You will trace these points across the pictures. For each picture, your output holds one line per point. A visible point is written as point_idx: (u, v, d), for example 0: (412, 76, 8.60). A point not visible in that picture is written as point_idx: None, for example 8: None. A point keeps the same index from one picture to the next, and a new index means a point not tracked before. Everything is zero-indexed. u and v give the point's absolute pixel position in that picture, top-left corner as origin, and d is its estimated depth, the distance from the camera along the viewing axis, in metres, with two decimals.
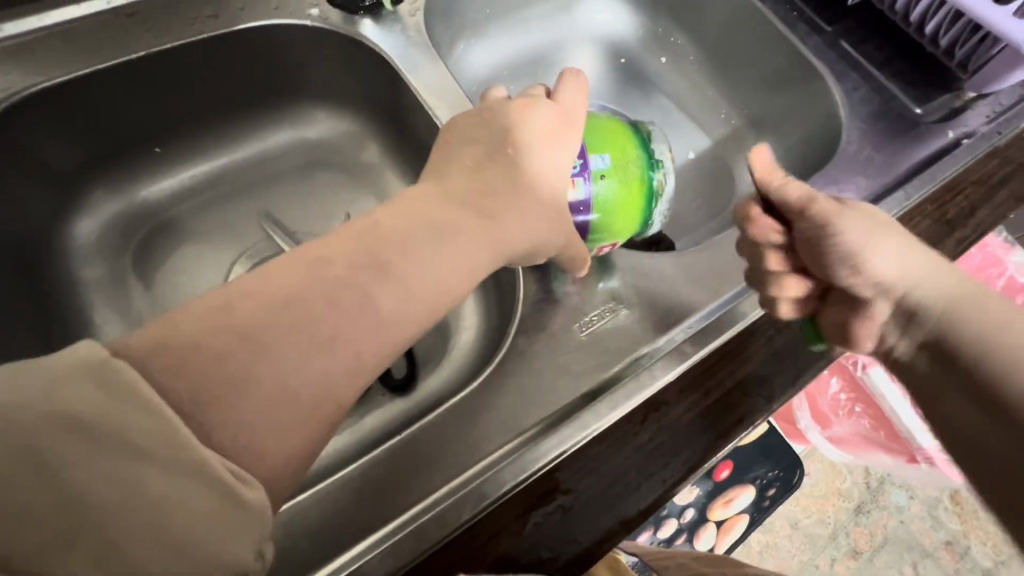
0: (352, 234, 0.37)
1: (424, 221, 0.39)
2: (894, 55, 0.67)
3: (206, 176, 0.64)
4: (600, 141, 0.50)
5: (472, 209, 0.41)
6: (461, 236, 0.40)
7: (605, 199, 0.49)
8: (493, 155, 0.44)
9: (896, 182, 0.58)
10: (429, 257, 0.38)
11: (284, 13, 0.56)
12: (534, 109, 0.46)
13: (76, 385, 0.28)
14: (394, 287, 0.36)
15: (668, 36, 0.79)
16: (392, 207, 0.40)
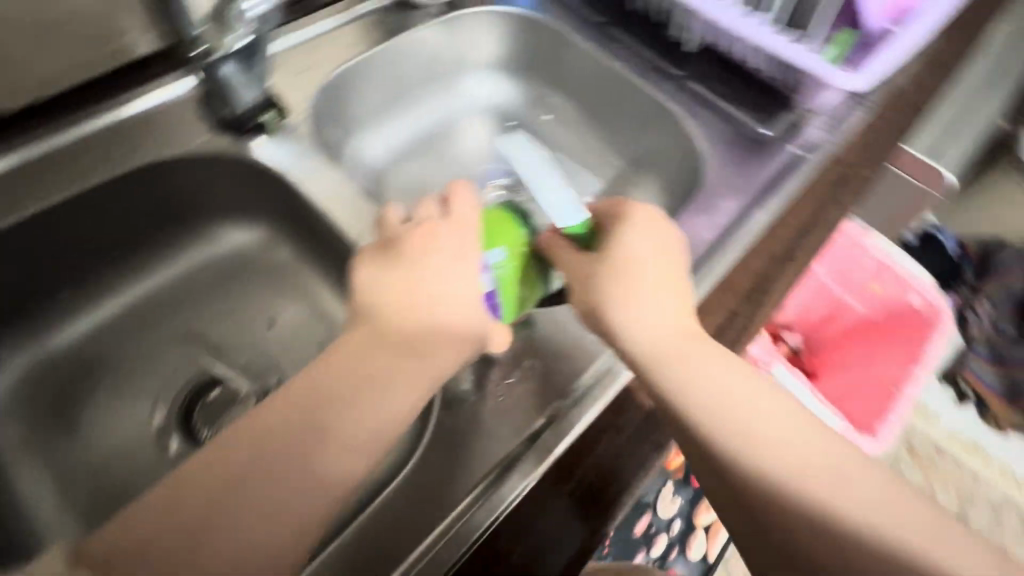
0: (298, 394, 0.44)
1: (353, 375, 0.44)
2: (737, 86, 0.77)
3: (119, 311, 0.64)
4: (490, 233, 0.49)
5: (391, 348, 0.45)
6: (382, 373, 0.44)
7: (510, 289, 0.49)
8: (400, 286, 0.46)
9: (757, 198, 0.65)
10: (359, 408, 0.43)
11: (172, 147, 0.59)
12: (437, 234, 0.48)
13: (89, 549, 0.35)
14: (332, 443, 0.42)
15: (547, 96, 0.87)
16: (329, 362, 0.45)
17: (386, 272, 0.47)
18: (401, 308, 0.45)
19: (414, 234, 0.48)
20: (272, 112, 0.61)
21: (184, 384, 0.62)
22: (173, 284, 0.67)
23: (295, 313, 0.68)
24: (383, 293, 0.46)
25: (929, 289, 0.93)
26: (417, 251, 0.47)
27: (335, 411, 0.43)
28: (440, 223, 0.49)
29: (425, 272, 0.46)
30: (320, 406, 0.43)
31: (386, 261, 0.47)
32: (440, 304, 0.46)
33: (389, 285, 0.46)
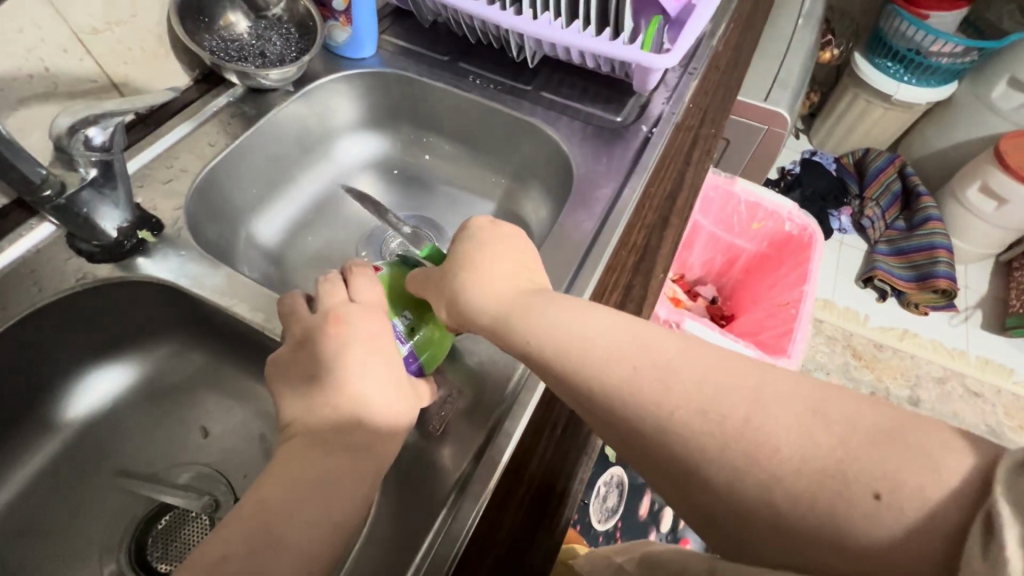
0: (239, 514, 0.39)
1: (300, 468, 0.41)
2: (583, 87, 0.85)
3: (41, 471, 0.61)
4: (397, 299, 0.55)
5: (333, 442, 0.43)
6: (331, 466, 0.42)
7: (426, 338, 0.53)
8: (324, 376, 0.46)
9: (624, 180, 0.71)
10: (313, 507, 0.40)
11: (51, 291, 0.58)
12: (347, 323, 0.49)
13: None
14: (293, 540, 0.38)
15: (420, 139, 0.91)
16: (270, 478, 0.41)
17: (306, 378, 0.47)
18: (331, 403, 0.45)
19: (324, 329, 0.49)
20: (145, 232, 0.63)
21: (130, 524, 0.60)
22: (94, 424, 0.64)
23: (227, 418, 0.67)
24: (309, 395, 0.46)
25: (796, 214, 1.03)
26: (331, 345, 0.47)
27: (285, 526, 0.38)
28: (347, 312, 0.50)
29: (345, 364, 0.46)
30: (269, 522, 0.38)
31: (302, 366, 0.48)
32: (367, 385, 0.46)
33: (313, 386, 0.46)
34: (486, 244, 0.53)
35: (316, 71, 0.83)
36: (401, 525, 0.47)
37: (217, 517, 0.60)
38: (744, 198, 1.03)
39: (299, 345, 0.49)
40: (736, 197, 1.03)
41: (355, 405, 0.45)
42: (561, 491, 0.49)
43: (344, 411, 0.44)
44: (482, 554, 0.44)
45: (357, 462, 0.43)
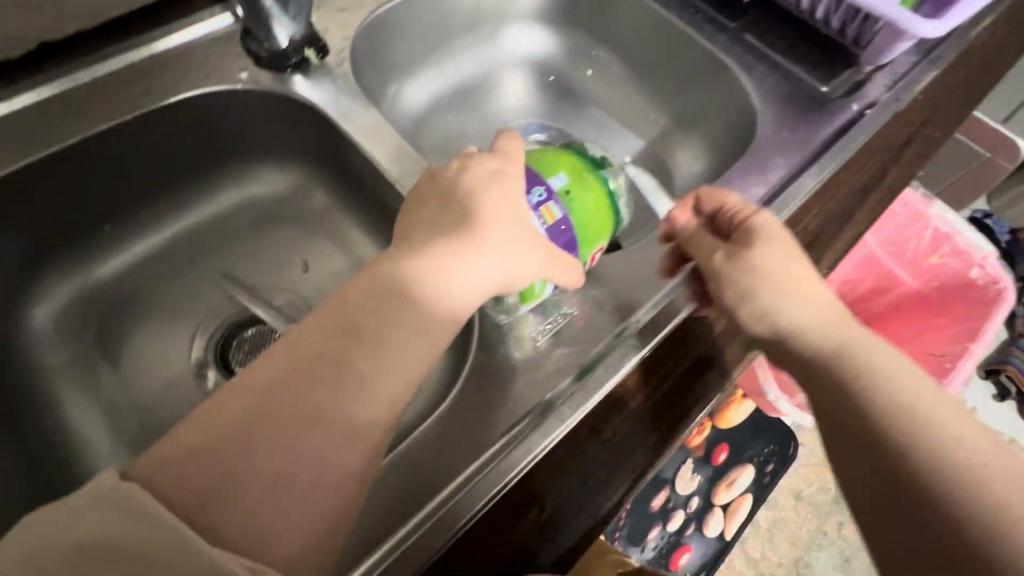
0: (329, 319, 0.39)
1: (398, 288, 0.40)
2: (796, 40, 0.72)
3: (160, 246, 0.64)
4: (552, 162, 0.50)
5: (416, 286, 0.40)
6: (412, 319, 0.40)
7: (580, 217, 0.48)
8: (445, 214, 0.43)
9: (813, 157, 0.62)
10: (399, 331, 0.39)
11: (214, 81, 0.58)
12: (474, 168, 0.45)
13: (98, 514, 0.31)
14: (373, 364, 0.38)
15: (590, 50, 0.83)
16: (364, 281, 0.41)
17: (416, 212, 0.44)
18: (424, 247, 0.42)
19: (449, 169, 0.45)
20: (311, 50, 0.60)
21: (220, 324, 0.63)
22: (210, 224, 0.65)
23: (328, 261, 0.67)
24: (411, 231, 0.43)
25: (989, 262, 0.90)
26: (447, 188, 0.44)
27: (371, 334, 0.39)
28: (481, 156, 0.46)
29: (455, 210, 0.43)
30: (357, 327, 0.39)
31: (422, 199, 0.45)
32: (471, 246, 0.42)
33: (417, 220, 0.43)
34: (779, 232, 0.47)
35: None
36: (473, 414, 0.44)
37: None
38: (933, 225, 0.92)
39: (423, 182, 0.46)
40: (926, 222, 0.92)
41: (452, 262, 0.41)
42: (632, 462, 0.46)
43: (435, 258, 0.41)
44: (534, 487, 0.43)
45: (436, 323, 0.40)
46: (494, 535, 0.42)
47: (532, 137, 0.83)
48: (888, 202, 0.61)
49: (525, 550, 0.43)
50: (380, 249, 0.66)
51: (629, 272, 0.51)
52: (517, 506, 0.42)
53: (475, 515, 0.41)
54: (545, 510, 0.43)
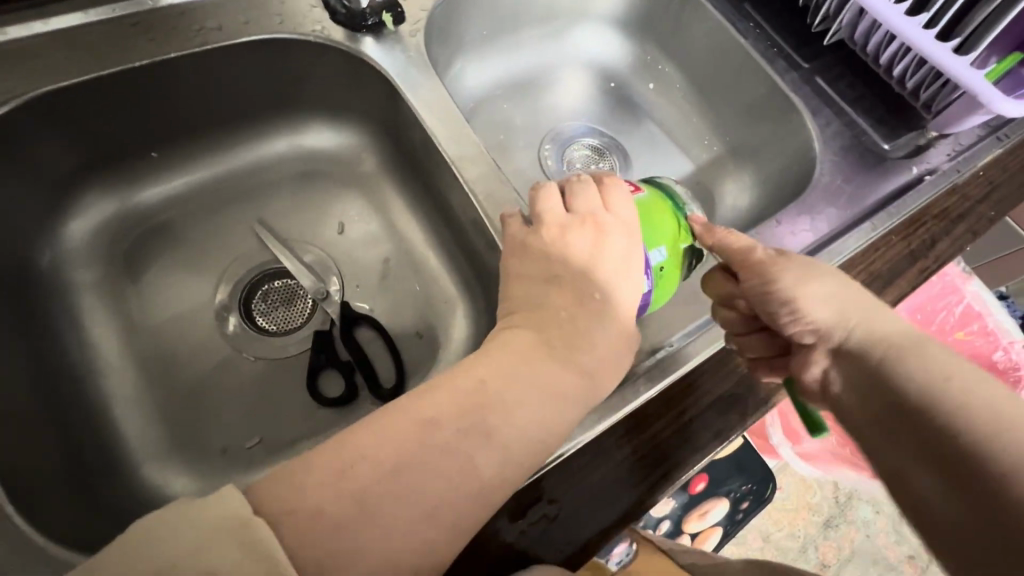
0: (455, 391, 0.38)
1: (526, 376, 0.39)
2: (866, 91, 0.71)
3: (202, 183, 0.63)
4: (656, 229, 0.46)
5: (545, 379, 0.39)
6: (533, 415, 0.38)
7: (660, 291, 0.47)
8: (580, 300, 0.42)
9: (864, 214, 0.62)
10: (519, 419, 0.38)
11: (287, 27, 0.57)
12: (608, 243, 0.44)
13: (219, 548, 0.29)
14: (494, 450, 0.37)
15: (656, 64, 0.82)
16: (492, 362, 0.39)
17: (544, 281, 0.43)
18: (558, 327, 0.41)
19: (581, 241, 0.44)
20: (388, 15, 0.59)
21: (249, 271, 0.62)
22: (254, 169, 0.65)
23: (366, 225, 0.66)
24: (539, 302, 0.43)
25: (1015, 347, 0.86)
26: (582, 273, 0.43)
27: (495, 419, 0.37)
28: (610, 224, 0.44)
29: (588, 291, 0.43)
30: (482, 410, 0.37)
31: (554, 278, 0.43)
32: (596, 327, 0.42)
33: (551, 294, 0.43)
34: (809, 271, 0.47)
35: None
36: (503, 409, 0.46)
37: (322, 308, 0.61)
38: (967, 299, 0.86)
39: (548, 243, 0.44)
40: (960, 294, 0.86)
41: (580, 342, 0.41)
42: (646, 483, 0.45)
43: (563, 337, 0.41)
44: (543, 492, 0.43)
45: (554, 397, 0.39)
46: (499, 529, 0.42)
47: (585, 140, 0.82)
48: (931, 270, 0.61)
49: (525, 556, 0.42)
50: (419, 226, 0.66)
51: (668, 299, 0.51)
52: (523, 509, 0.43)
53: None
54: (555, 517, 0.43)
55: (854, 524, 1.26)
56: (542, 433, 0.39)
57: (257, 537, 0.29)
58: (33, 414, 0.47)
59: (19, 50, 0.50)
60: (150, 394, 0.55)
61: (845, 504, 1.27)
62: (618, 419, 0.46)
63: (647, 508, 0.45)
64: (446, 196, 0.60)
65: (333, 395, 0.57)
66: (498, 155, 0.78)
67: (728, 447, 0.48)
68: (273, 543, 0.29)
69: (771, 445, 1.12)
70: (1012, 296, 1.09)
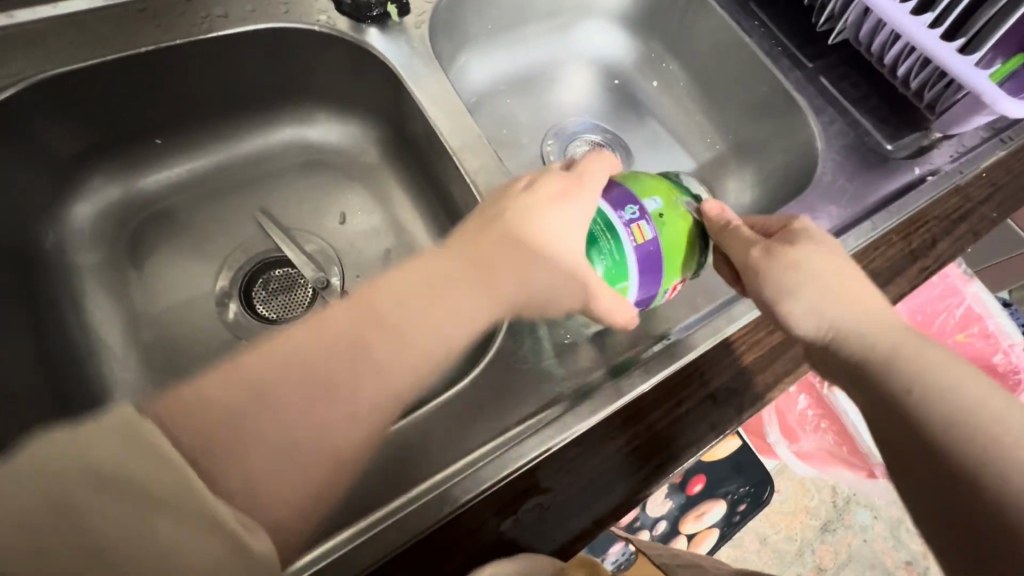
0: (361, 300, 0.40)
1: (433, 291, 0.41)
2: (870, 91, 0.71)
3: (205, 170, 0.63)
4: (645, 181, 0.47)
5: (446, 295, 0.41)
6: (434, 325, 0.40)
7: (670, 241, 0.46)
8: (492, 226, 0.44)
9: (866, 213, 0.62)
10: (421, 329, 0.40)
11: (293, 17, 0.57)
12: (540, 183, 0.46)
13: (107, 445, 0.30)
14: (391, 347, 0.39)
15: (661, 61, 0.82)
16: (404, 274, 0.42)
17: (474, 217, 0.46)
18: (483, 258, 0.43)
19: (546, 192, 0.45)
20: (393, 6, 0.59)
21: (250, 259, 0.62)
22: (257, 158, 0.65)
23: (367, 216, 0.67)
24: (471, 236, 0.44)
25: (1016, 350, 0.86)
26: (505, 206, 0.45)
27: (394, 322, 0.39)
28: (582, 180, 0.46)
29: (524, 228, 0.44)
30: (384, 318, 0.39)
31: (485, 215, 0.45)
32: (517, 271, 0.44)
33: (470, 227, 0.45)
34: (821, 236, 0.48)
35: None
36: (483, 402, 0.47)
37: (323, 297, 0.61)
38: (967, 301, 0.86)
39: (515, 193, 0.46)
40: (960, 296, 0.86)
41: (489, 266, 0.43)
42: (640, 474, 0.45)
43: (490, 264, 0.43)
44: (537, 481, 0.43)
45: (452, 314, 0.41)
46: (494, 516, 0.42)
47: (588, 136, 0.82)
48: (931, 270, 0.61)
49: (516, 543, 0.42)
50: (421, 218, 0.66)
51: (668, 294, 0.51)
52: (516, 500, 0.43)
53: (479, 494, 0.42)
54: (548, 507, 0.43)
55: (852, 529, 1.26)
56: (438, 344, 0.40)
57: (140, 432, 0.31)
58: (32, 394, 0.47)
59: (24, 35, 0.51)
60: (150, 379, 0.56)
61: (842, 508, 1.26)
62: (615, 409, 0.46)
63: (641, 499, 0.45)
64: (448, 188, 0.61)
65: None
66: (500, 150, 0.78)
67: (722, 441, 0.48)
68: (160, 443, 0.31)
69: (768, 443, 1.12)
70: (1015, 303, 1.09)
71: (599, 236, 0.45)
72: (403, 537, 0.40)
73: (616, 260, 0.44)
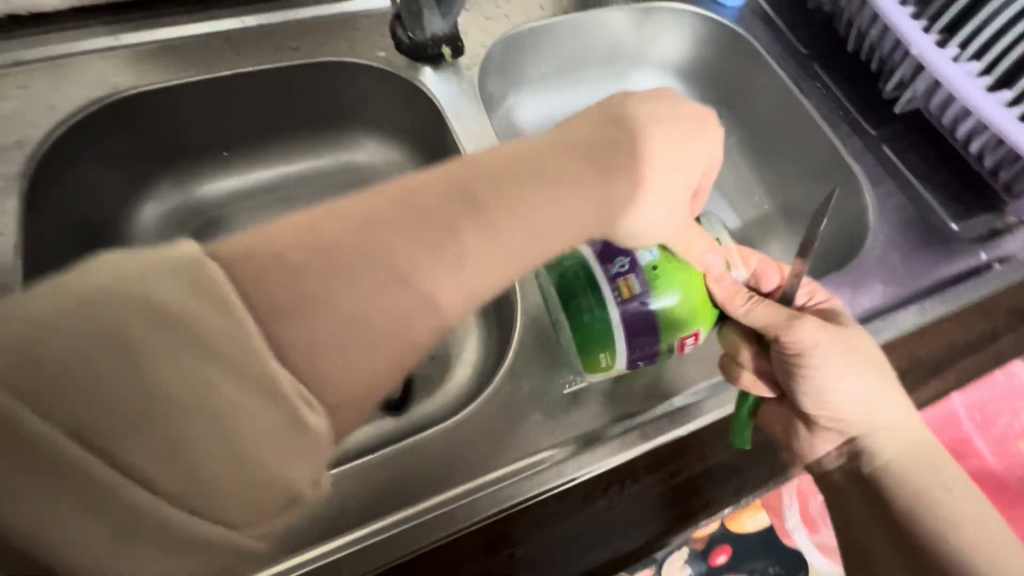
0: (456, 170, 0.36)
1: (541, 176, 0.38)
2: (939, 166, 0.66)
3: (261, 183, 0.68)
4: None
5: (557, 180, 0.38)
6: (535, 212, 0.36)
7: (665, 293, 0.46)
8: (611, 129, 0.42)
9: (918, 296, 0.58)
10: (523, 211, 0.36)
11: (356, 53, 0.62)
12: (662, 98, 0.44)
13: (155, 280, 0.26)
14: (484, 230, 0.34)
15: (716, 115, 0.80)
16: (506, 151, 0.39)
17: (579, 121, 0.43)
18: (564, 170, 0.39)
19: (663, 143, 0.42)
20: (448, 48, 0.63)
21: None
22: (306, 176, 0.69)
23: None
24: (591, 134, 0.42)
25: None
26: (623, 112, 0.43)
27: (489, 202, 0.35)
28: (710, 121, 0.45)
29: (656, 141, 0.42)
30: (477, 191, 0.35)
31: (597, 120, 0.43)
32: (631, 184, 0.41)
33: (578, 129, 0.42)
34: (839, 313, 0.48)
35: None
36: (486, 447, 0.46)
37: None
38: None
39: (633, 101, 0.44)
40: None
41: (607, 169, 0.40)
42: (614, 525, 0.50)
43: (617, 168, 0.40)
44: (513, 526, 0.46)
45: (569, 198, 0.38)
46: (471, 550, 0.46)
47: None
48: None
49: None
50: None
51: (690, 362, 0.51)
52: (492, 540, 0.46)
53: (449, 534, 0.43)
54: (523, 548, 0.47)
55: None
56: (551, 226, 0.37)
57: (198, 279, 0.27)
58: None
59: (124, 55, 0.58)
60: None
61: None
62: (621, 455, 0.47)
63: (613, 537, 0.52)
64: None
65: None
66: None
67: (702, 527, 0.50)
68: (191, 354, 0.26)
69: None
70: None
71: (580, 291, 0.47)
72: (371, 564, 0.42)
73: (597, 317, 0.46)
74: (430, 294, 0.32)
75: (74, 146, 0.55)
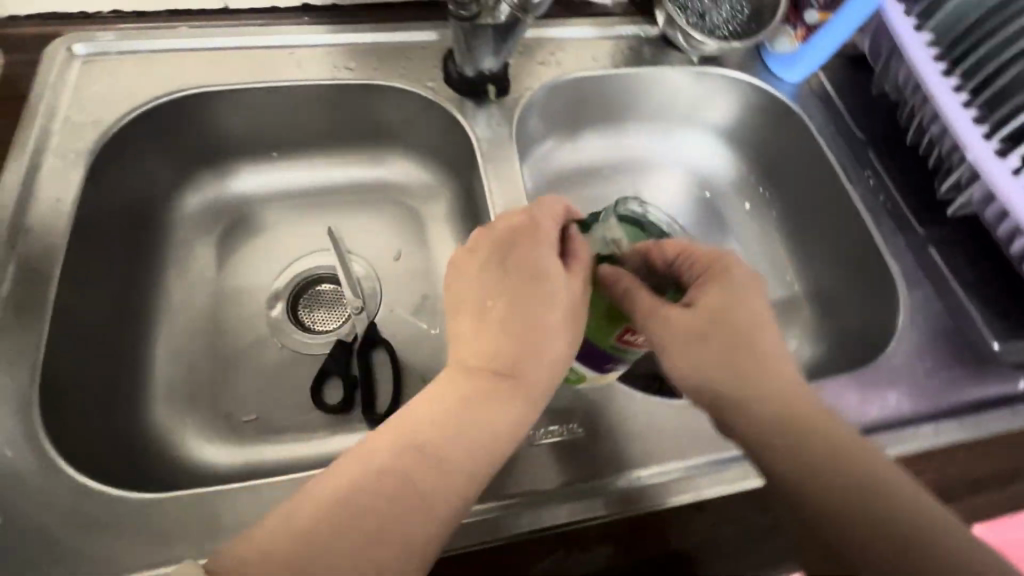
0: (381, 447, 0.40)
1: (458, 409, 0.42)
2: (988, 277, 0.62)
3: (300, 187, 0.71)
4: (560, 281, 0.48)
5: (473, 404, 0.42)
6: (466, 443, 0.41)
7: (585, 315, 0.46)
8: (499, 318, 0.45)
9: (937, 413, 0.54)
10: (457, 458, 0.41)
11: (407, 80, 0.66)
12: (523, 257, 0.45)
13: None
14: (438, 471, 0.40)
15: (757, 187, 0.78)
16: (417, 407, 0.43)
17: (473, 318, 0.46)
18: (511, 346, 0.44)
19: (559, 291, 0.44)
20: (494, 86, 0.66)
21: (308, 271, 0.69)
22: (343, 186, 0.72)
23: (419, 259, 0.71)
24: (484, 330, 0.45)
25: None
26: (497, 291, 0.45)
27: (424, 492, 0.39)
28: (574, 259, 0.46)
29: (539, 308, 0.44)
30: (410, 479, 0.39)
31: (481, 315, 0.45)
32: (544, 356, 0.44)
33: (475, 334, 0.45)
34: (706, 286, 0.45)
35: (730, 58, 0.73)
36: None
37: (353, 321, 0.65)
38: None
39: (499, 275, 0.46)
40: None
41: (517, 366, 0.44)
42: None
43: (525, 356, 0.44)
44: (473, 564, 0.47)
45: (492, 422, 0.42)
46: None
47: None
48: None
49: None
50: None
51: (671, 433, 0.50)
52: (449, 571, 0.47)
53: None
54: None
55: None
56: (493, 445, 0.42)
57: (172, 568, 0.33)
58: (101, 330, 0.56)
59: (199, 55, 0.63)
60: (189, 347, 0.62)
61: None
62: (611, 514, 0.47)
63: None
64: None
65: (331, 401, 0.60)
66: None
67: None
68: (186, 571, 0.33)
69: None
70: None
71: None
72: None
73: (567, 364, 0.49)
74: (410, 487, 0.39)
75: (140, 130, 0.61)
